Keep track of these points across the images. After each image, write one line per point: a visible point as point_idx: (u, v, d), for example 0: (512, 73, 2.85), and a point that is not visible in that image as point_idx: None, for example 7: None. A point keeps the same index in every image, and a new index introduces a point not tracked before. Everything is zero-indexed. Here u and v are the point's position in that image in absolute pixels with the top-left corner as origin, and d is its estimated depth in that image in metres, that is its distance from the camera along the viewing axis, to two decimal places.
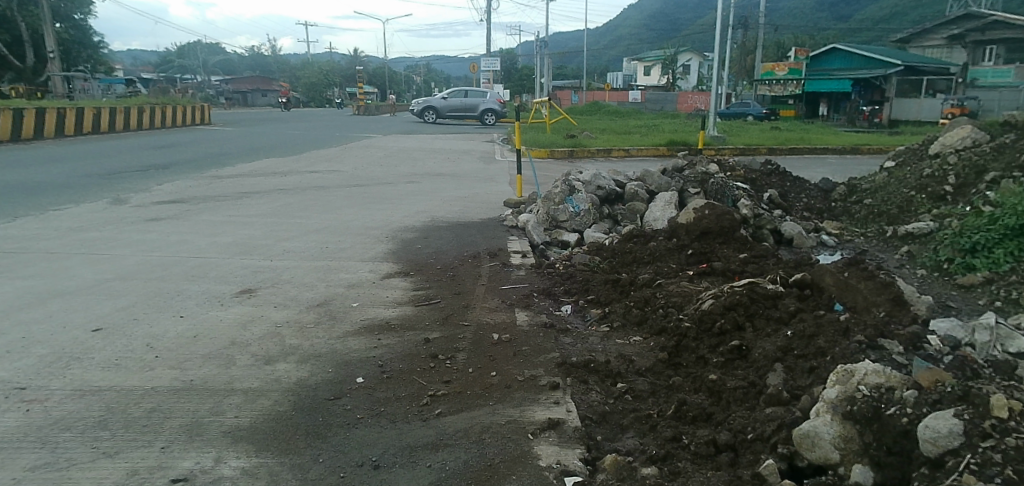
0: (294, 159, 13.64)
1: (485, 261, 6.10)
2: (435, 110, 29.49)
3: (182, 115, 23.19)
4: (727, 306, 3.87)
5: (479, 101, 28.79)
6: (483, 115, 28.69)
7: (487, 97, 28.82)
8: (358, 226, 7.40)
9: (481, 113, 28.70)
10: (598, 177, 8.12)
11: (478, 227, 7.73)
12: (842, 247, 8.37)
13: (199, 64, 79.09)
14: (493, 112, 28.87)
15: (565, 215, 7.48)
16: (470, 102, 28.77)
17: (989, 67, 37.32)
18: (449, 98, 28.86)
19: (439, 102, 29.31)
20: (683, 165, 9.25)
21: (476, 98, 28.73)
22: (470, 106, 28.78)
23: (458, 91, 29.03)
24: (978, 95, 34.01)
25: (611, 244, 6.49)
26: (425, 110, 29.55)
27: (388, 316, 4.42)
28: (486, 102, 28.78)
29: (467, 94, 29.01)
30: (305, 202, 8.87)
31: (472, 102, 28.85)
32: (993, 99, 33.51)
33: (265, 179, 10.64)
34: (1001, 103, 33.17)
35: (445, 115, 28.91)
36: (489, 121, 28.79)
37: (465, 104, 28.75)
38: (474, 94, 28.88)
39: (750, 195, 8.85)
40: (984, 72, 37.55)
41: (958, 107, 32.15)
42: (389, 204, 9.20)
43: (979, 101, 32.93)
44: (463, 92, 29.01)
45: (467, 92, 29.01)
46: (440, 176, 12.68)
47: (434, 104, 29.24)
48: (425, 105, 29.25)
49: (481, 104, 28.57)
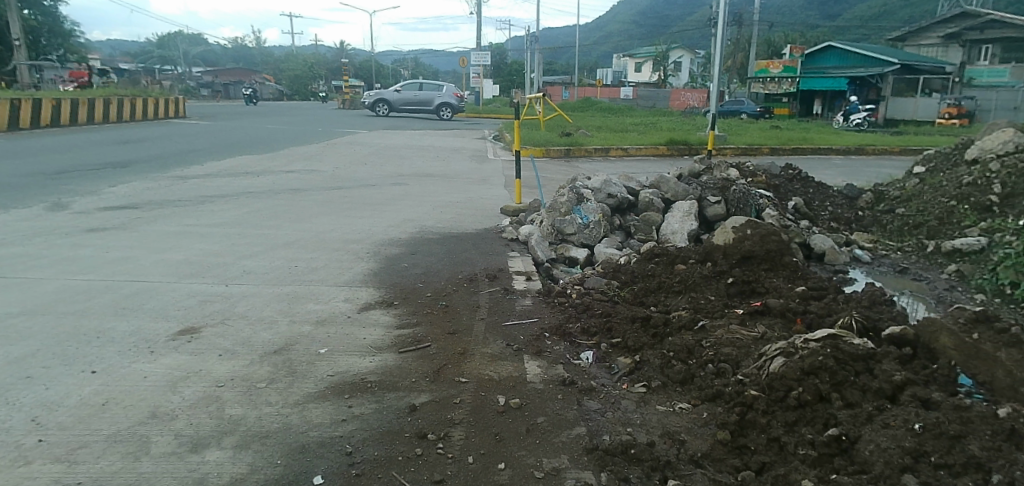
0: (270, 156, 12.70)
1: (485, 285, 5.17)
2: (388, 103, 28.48)
3: (155, 107, 22.02)
4: (807, 371, 2.97)
5: (434, 94, 27.74)
6: (438, 110, 27.57)
7: (442, 91, 27.69)
8: (338, 239, 6.45)
9: (436, 107, 27.57)
10: (608, 183, 7.21)
11: (474, 240, 6.82)
12: (878, 263, 7.58)
13: (179, 54, 77.58)
14: (449, 106, 27.79)
15: (572, 226, 6.56)
16: (424, 95, 27.75)
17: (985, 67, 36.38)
18: (402, 91, 27.85)
19: (392, 95, 28.32)
20: (700, 169, 8.35)
21: (430, 91, 27.70)
22: (424, 99, 27.74)
23: (412, 84, 28.10)
24: (975, 94, 33.55)
25: (631, 264, 5.61)
26: (378, 102, 28.53)
27: (363, 370, 3.48)
28: (441, 96, 27.58)
29: (422, 87, 28.02)
30: (277, 207, 7.93)
31: (427, 96, 27.84)
32: (990, 99, 32.90)
33: (237, 180, 9.66)
34: (998, 103, 32.59)
35: (397, 108, 27.90)
36: (444, 115, 27.69)
37: (419, 97, 27.78)
38: (428, 87, 27.86)
39: (774, 204, 8.01)
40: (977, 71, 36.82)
41: (955, 107, 31.44)
42: (372, 211, 8.25)
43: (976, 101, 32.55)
44: (418, 85, 28.02)
45: (422, 84, 27.99)
46: (430, 177, 11.74)
47: (387, 97, 28.22)
48: (377, 98, 28.21)
49: (436, 98, 27.46)
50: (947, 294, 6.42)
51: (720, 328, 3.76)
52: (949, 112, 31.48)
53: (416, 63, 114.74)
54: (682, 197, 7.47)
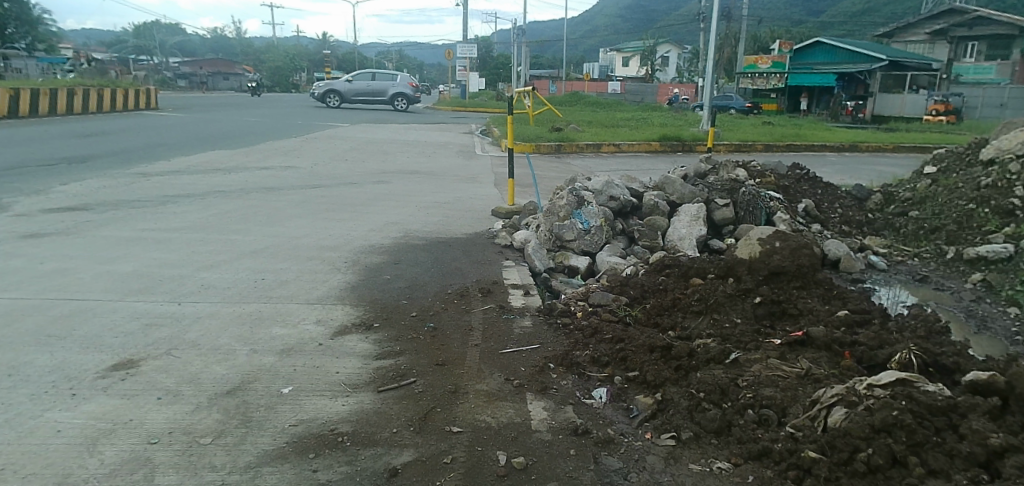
0: (245, 151, 12.05)
1: (478, 302, 4.60)
2: (339, 94, 27.33)
3: (124, 98, 21.10)
4: (877, 428, 2.44)
5: (388, 84, 27.06)
6: (393, 100, 27.15)
7: (396, 81, 27.14)
8: (312, 247, 5.86)
9: (391, 97, 27.10)
10: (611, 185, 6.67)
11: (464, 247, 6.27)
12: (895, 270, 7.08)
13: (155, 44, 76.20)
14: (403, 95, 27.44)
15: (572, 232, 6.03)
16: (377, 85, 26.89)
17: (971, 64, 37.52)
18: (354, 80, 26.75)
19: (342, 85, 27.15)
20: (706, 169, 7.82)
21: (384, 81, 26.97)
22: (377, 90, 27.00)
23: (364, 74, 27.07)
24: (961, 91, 33.49)
25: (639, 276, 5.10)
26: (328, 93, 27.32)
27: (334, 415, 2.88)
28: (396, 86, 27.08)
29: (374, 77, 27.13)
30: (247, 209, 7.33)
31: (380, 86, 27.07)
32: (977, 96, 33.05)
33: (205, 179, 9.06)
34: (985, 101, 32.75)
35: (349, 99, 26.74)
36: (400, 106, 27.37)
37: (372, 87, 26.86)
38: (381, 77, 27.07)
39: (785, 207, 7.51)
40: (964, 68, 37.74)
41: (942, 103, 31.36)
42: (351, 212, 7.68)
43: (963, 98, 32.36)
44: (370, 75, 27.12)
45: (375, 74, 27.10)
46: (414, 174, 11.13)
47: (337, 87, 27.03)
48: (328, 88, 26.97)
49: (390, 88, 26.92)
50: (976, 306, 5.92)
51: (757, 362, 3.22)
52: (937, 109, 31.27)
53: (401, 56, 113.58)
54: (688, 200, 6.98)
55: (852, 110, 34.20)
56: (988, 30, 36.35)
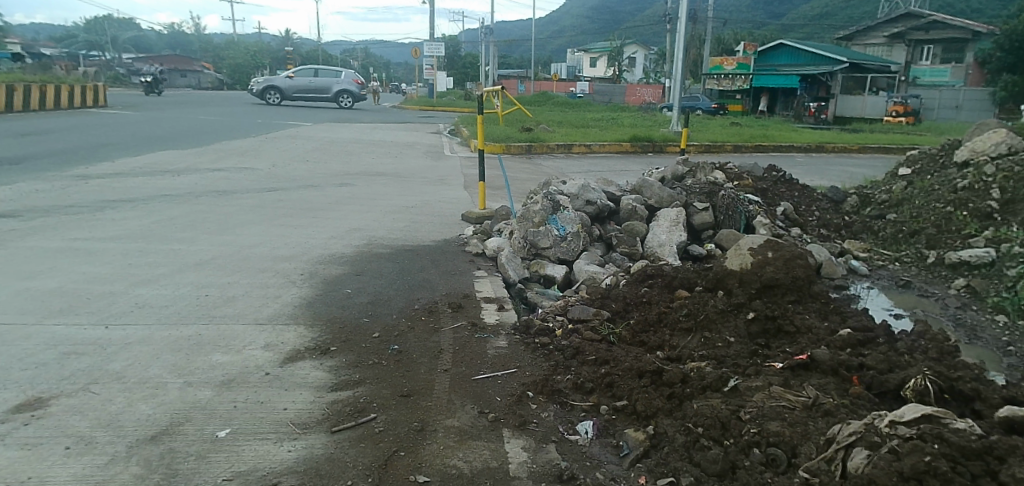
0: (199, 152, 11.50)
1: (447, 319, 4.21)
2: (280, 90, 26.56)
3: (69, 95, 20.28)
4: (905, 475, 2.13)
5: (331, 81, 26.31)
6: (337, 97, 26.42)
7: (340, 78, 26.38)
8: (266, 257, 5.44)
9: (335, 94, 26.36)
10: (587, 188, 6.36)
11: (433, 256, 5.90)
12: (877, 276, 6.88)
13: (110, 39, 74.09)
14: (348, 93, 26.71)
15: (547, 239, 5.72)
16: (319, 81, 26.11)
17: (926, 66, 39.02)
18: (295, 77, 25.96)
19: (283, 81, 26.36)
20: (683, 171, 7.55)
21: (327, 78, 26.20)
22: (320, 87, 26.23)
23: (306, 70, 26.30)
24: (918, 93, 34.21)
25: (621, 288, 4.77)
26: (268, 89, 26.52)
27: (277, 464, 2.50)
28: (340, 83, 26.34)
29: (317, 73, 26.34)
30: (196, 214, 6.90)
31: (323, 82, 26.30)
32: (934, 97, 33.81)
33: (152, 184, 8.54)
34: (941, 102, 33.44)
35: (290, 96, 25.98)
36: (345, 103, 26.64)
37: (314, 84, 26.10)
38: (324, 73, 26.30)
39: (765, 211, 7.28)
40: (920, 71, 39.16)
41: (901, 105, 31.96)
42: (311, 217, 7.24)
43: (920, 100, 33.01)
44: (313, 71, 26.32)
45: (317, 70, 26.31)
46: (380, 176, 10.70)
47: (277, 83, 26.21)
48: (267, 84, 26.18)
49: (333, 85, 26.15)
50: (962, 314, 5.71)
51: (759, 390, 2.88)
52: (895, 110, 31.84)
53: (368, 55, 112.28)
54: (667, 204, 6.70)
55: (815, 111, 34.63)
56: (944, 34, 37.96)
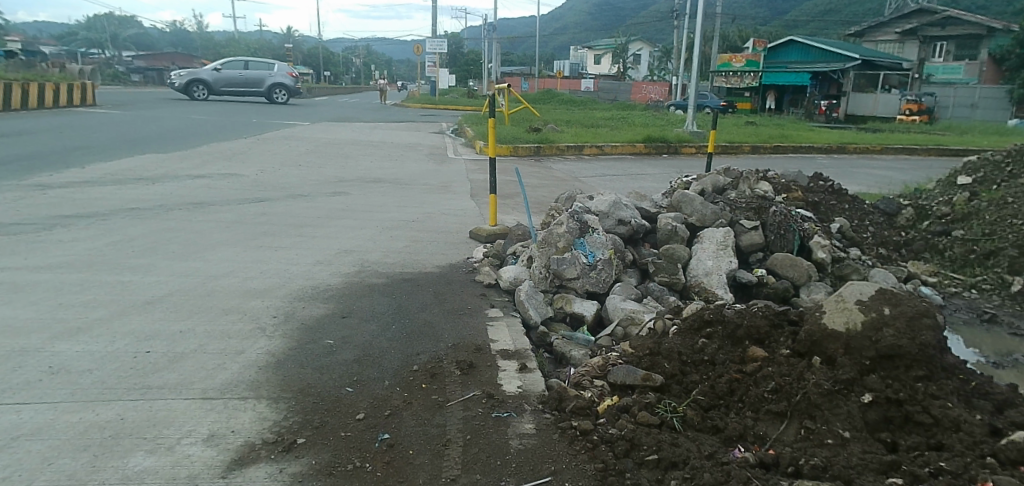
0: (182, 156, 10.60)
1: (453, 387, 3.25)
2: (206, 84, 24.98)
3: (54, 94, 19.41)
4: None
5: (264, 74, 25.08)
6: (271, 91, 25.35)
7: (274, 71, 25.27)
8: (232, 292, 4.50)
9: (268, 89, 25.29)
10: (618, 205, 5.41)
11: (437, 287, 4.97)
12: (954, 306, 5.91)
13: (108, 37, 73.64)
14: (281, 86, 25.66)
15: (573, 269, 4.79)
16: (250, 75, 24.77)
17: (940, 64, 37.82)
18: (223, 70, 24.44)
19: (209, 74, 24.76)
20: (725, 183, 6.58)
21: (260, 71, 25.00)
22: (252, 81, 24.91)
23: (234, 63, 24.72)
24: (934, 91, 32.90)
25: (674, 338, 3.82)
26: (193, 83, 24.87)
27: None
28: (273, 77, 25.22)
29: (247, 66, 24.97)
30: (160, 231, 5.99)
31: (255, 76, 25.00)
32: (949, 95, 32.44)
33: (121, 193, 7.65)
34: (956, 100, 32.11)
35: (217, 90, 24.47)
36: (279, 98, 25.68)
37: (245, 78, 24.71)
38: (255, 66, 25.01)
39: (821, 229, 6.31)
40: (932, 69, 38.06)
41: (915, 103, 30.90)
42: (296, 234, 6.30)
43: (935, 98, 31.87)
44: (242, 64, 24.85)
45: (247, 63, 24.91)
46: (378, 182, 9.76)
47: (202, 77, 24.56)
48: (191, 78, 24.48)
49: (267, 80, 25.03)
50: None
51: None
52: (909, 109, 30.81)
53: (370, 53, 111.49)
54: (711, 221, 5.73)
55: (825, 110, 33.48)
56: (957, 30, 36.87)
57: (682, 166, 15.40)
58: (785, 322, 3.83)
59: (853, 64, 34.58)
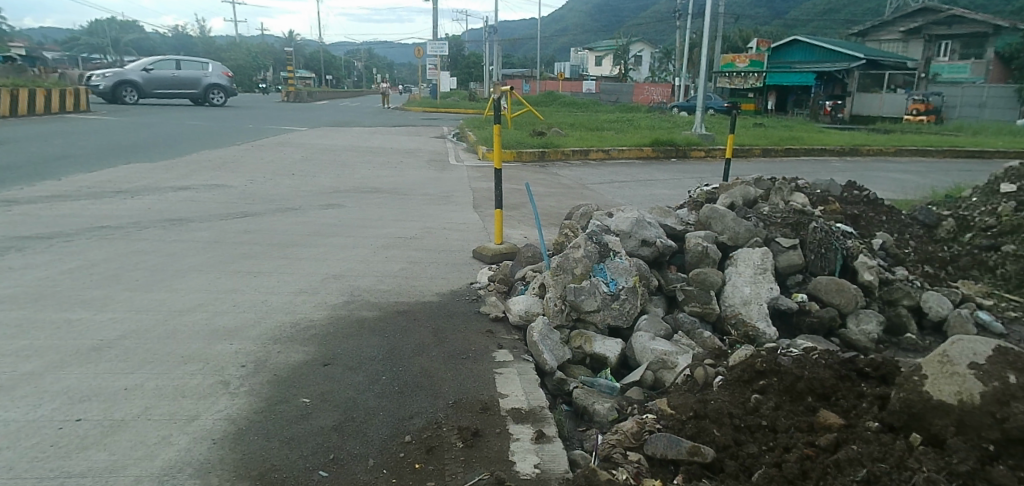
0: (165, 166, 9.96)
1: (455, 468, 2.62)
2: (134, 87, 23.75)
3: (44, 100, 18.73)
4: None
5: (198, 74, 24.34)
6: (208, 92, 24.73)
7: (209, 71, 24.71)
8: (196, 333, 3.84)
9: (205, 89, 24.67)
10: (641, 223, 4.77)
11: (437, 320, 4.33)
12: (1018, 335, 5.23)
13: (106, 42, 73.49)
14: (216, 87, 25.08)
15: (592, 300, 4.15)
16: (184, 74, 23.97)
17: (946, 63, 36.98)
18: (155, 71, 23.49)
19: (138, 76, 23.58)
20: (756, 194, 5.93)
21: (195, 70, 24.31)
22: (187, 81, 24.14)
23: (166, 63, 23.85)
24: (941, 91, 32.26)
25: (720, 394, 3.18)
26: (119, 85, 23.51)
27: None
28: (209, 77, 24.66)
29: (179, 66, 24.18)
30: (125, 254, 5.34)
31: (190, 76, 24.26)
32: (957, 95, 31.82)
33: (94, 208, 7.02)
34: (963, 100, 31.57)
35: (150, 92, 23.43)
36: (216, 100, 25.09)
37: (180, 78, 23.93)
38: (189, 65, 24.29)
39: (864, 246, 5.65)
40: (938, 68, 37.15)
41: (923, 103, 30.20)
42: (280, 256, 5.64)
43: (942, 97, 31.18)
44: (174, 64, 24.02)
45: (179, 63, 24.07)
46: (375, 193, 9.12)
47: (133, 78, 23.37)
48: (119, 79, 23.12)
49: (205, 79, 24.42)
50: None
51: None
52: (916, 109, 30.15)
53: (370, 56, 111.34)
54: (744, 241, 5.08)
55: (831, 111, 32.77)
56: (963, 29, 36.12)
57: (692, 170, 14.76)
58: (852, 374, 3.20)
59: (858, 65, 34.15)
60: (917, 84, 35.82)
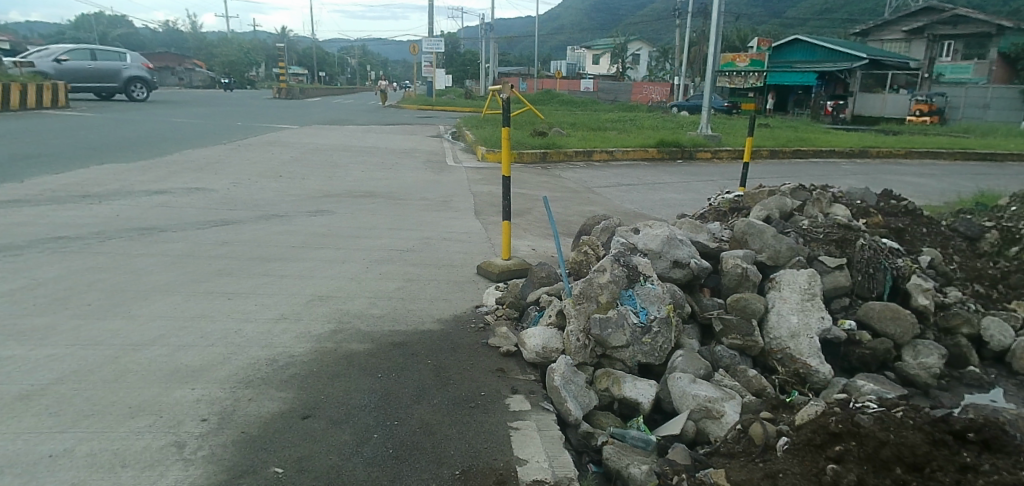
0: (142, 167, 9.34)
1: None
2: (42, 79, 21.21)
3: (21, 95, 18.06)
4: None
5: (118, 65, 22.09)
6: (128, 85, 22.43)
7: (128, 61, 22.37)
8: (152, 375, 3.25)
9: (125, 83, 22.36)
10: (672, 241, 4.19)
11: (439, 355, 3.74)
12: None
13: (97, 36, 72.73)
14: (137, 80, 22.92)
15: (620, 334, 3.56)
16: (102, 65, 21.64)
17: (948, 63, 36.32)
18: (66, 62, 21.02)
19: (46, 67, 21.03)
20: (793, 206, 5.36)
21: (112, 61, 21.91)
22: (104, 73, 21.76)
23: (79, 52, 21.33)
24: (945, 91, 31.58)
25: (788, 465, 2.61)
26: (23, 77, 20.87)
27: None
28: (129, 69, 22.35)
29: (94, 56, 21.65)
30: (78, 273, 4.73)
31: (107, 68, 21.84)
32: (960, 96, 31.03)
33: (57, 216, 6.42)
34: (967, 101, 30.73)
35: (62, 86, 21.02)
36: (138, 94, 22.86)
37: (96, 70, 21.51)
38: (105, 56, 21.84)
39: (913, 264, 5.08)
40: (942, 69, 36.52)
41: (926, 104, 29.67)
42: (261, 272, 5.05)
43: (946, 98, 30.77)
44: (89, 54, 21.52)
45: (94, 52, 21.63)
46: (369, 197, 8.53)
47: (42, 68, 20.73)
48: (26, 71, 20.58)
49: (124, 71, 22.12)
50: None
51: None
52: (920, 109, 29.57)
53: (366, 53, 110.71)
54: (786, 260, 4.52)
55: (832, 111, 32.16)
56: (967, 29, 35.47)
57: (700, 172, 14.19)
58: (947, 438, 2.59)
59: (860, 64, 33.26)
60: (919, 84, 35.25)
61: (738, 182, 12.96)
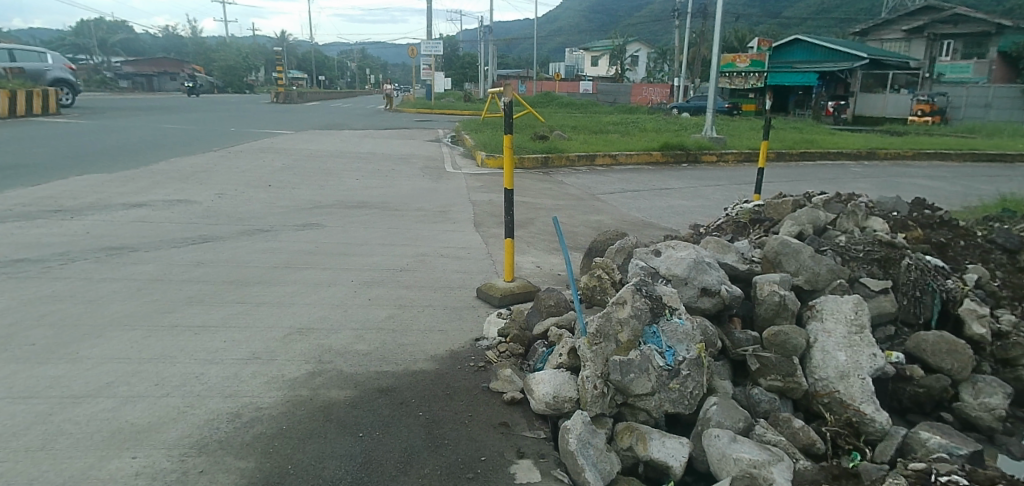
0: (122, 177, 8.82)
1: None
2: None
3: (11, 102, 17.46)
4: None
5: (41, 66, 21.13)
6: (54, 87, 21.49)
7: (51, 63, 21.47)
8: (85, 440, 2.73)
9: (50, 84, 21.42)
10: (700, 264, 3.66)
11: (432, 403, 3.22)
12: None
13: (95, 42, 72.38)
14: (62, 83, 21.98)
15: (643, 382, 3.03)
16: (25, 66, 20.63)
17: (948, 62, 35.88)
18: None
19: None
20: (827, 220, 4.84)
21: (34, 62, 20.96)
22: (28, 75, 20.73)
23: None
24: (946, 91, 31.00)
25: None
26: None
27: None
28: (53, 69, 21.44)
29: (12, 58, 20.56)
30: (28, 304, 4.20)
31: (30, 69, 20.83)
32: (961, 95, 30.31)
33: (21, 234, 5.89)
34: (968, 100, 30.04)
35: None
36: (65, 97, 21.90)
37: (19, 72, 20.47)
38: (24, 57, 20.81)
39: (963, 283, 4.53)
40: (941, 68, 36.11)
41: (926, 103, 29.13)
42: (235, 299, 4.50)
43: (946, 97, 30.09)
44: (7, 55, 20.44)
45: (13, 53, 20.57)
46: (363, 208, 8.01)
47: None
48: None
49: (48, 71, 21.23)
50: None
51: None
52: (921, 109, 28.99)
53: (365, 56, 110.40)
54: (826, 284, 3.99)
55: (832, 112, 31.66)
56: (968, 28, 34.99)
57: (707, 177, 13.66)
58: None
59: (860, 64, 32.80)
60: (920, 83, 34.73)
61: (747, 187, 12.43)
